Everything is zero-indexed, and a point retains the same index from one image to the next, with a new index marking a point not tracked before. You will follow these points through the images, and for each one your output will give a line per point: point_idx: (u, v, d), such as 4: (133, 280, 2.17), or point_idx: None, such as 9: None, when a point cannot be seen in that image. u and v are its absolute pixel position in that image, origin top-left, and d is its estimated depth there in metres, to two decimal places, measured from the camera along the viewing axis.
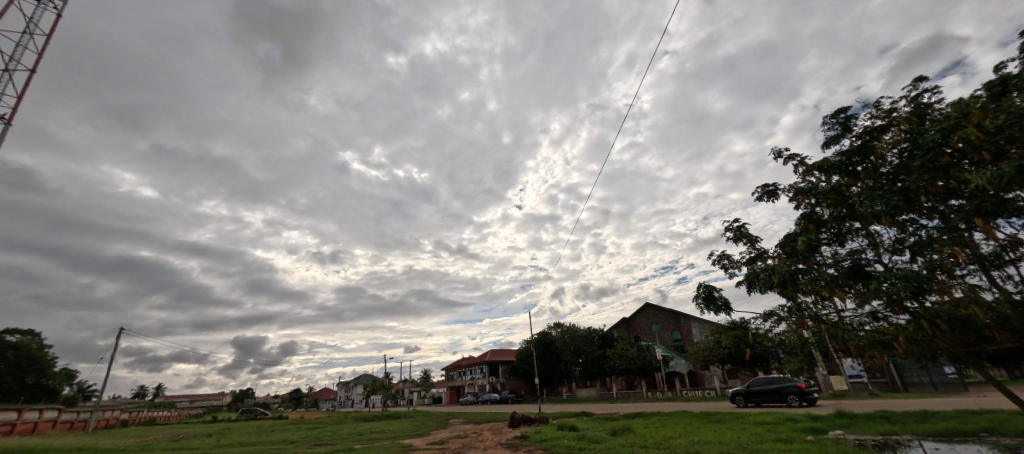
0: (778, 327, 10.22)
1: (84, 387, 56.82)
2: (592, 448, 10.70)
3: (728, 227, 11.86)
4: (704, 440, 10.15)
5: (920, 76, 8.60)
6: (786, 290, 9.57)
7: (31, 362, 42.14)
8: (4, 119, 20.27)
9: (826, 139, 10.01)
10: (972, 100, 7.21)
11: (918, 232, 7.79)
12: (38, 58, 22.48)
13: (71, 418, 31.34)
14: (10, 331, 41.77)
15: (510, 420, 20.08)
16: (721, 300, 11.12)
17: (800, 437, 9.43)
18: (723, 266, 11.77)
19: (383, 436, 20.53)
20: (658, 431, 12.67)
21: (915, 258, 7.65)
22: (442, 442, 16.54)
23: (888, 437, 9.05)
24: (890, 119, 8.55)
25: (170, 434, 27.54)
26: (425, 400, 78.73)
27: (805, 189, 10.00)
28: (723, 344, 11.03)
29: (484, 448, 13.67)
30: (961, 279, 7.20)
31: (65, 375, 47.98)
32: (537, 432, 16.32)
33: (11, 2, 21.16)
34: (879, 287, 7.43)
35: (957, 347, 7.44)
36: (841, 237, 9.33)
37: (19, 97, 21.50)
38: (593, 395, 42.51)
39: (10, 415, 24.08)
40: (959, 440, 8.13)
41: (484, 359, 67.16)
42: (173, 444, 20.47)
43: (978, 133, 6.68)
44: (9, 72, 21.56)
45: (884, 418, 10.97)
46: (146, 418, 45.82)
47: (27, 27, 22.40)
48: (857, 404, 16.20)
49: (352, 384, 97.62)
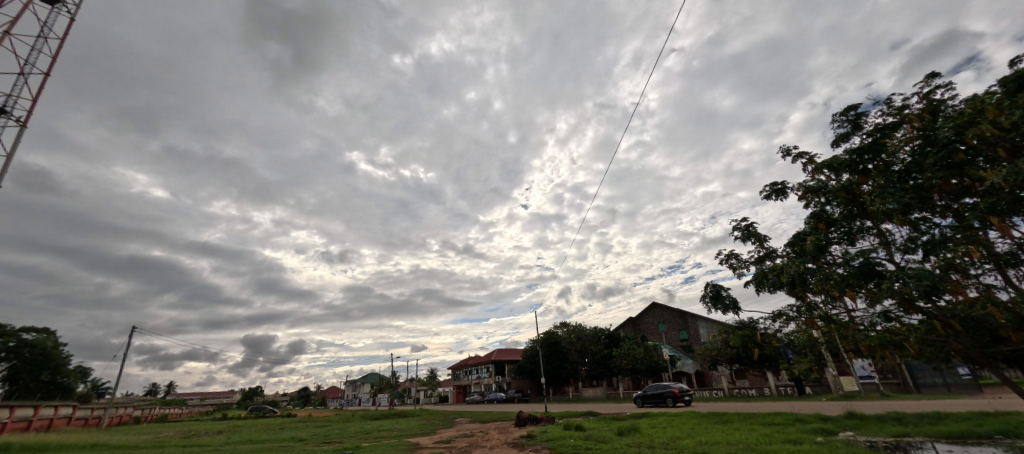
0: (788, 327, 10.14)
1: (99, 384, 57.97)
2: (599, 448, 10.64)
3: (736, 226, 11.81)
4: (712, 441, 10.11)
5: (932, 73, 8.51)
6: (795, 290, 9.48)
7: (47, 360, 43.03)
8: (20, 122, 20.73)
9: (836, 137, 9.92)
10: (987, 96, 7.09)
11: (931, 231, 7.68)
12: (53, 61, 22.85)
13: (85, 415, 31.97)
14: (26, 330, 42.62)
15: (517, 419, 20.08)
16: (728, 299, 11.05)
17: (809, 439, 9.33)
18: (731, 266, 11.71)
19: (388, 435, 20.56)
20: (666, 431, 12.60)
21: (928, 257, 7.54)
22: (447, 441, 16.52)
23: (900, 438, 8.96)
24: (901, 116, 8.44)
25: (181, 432, 27.94)
26: (431, 399, 79.05)
27: (815, 188, 9.91)
28: (731, 344, 10.94)
29: (490, 447, 13.63)
30: (975, 279, 7.11)
31: (79, 373, 49.01)
32: (543, 432, 16.24)
33: (26, 6, 21.60)
34: (891, 287, 7.33)
35: (971, 347, 7.33)
36: (852, 236, 9.21)
37: (35, 99, 21.96)
38: (599, 394, 42.43)
39: (27, 412, 24.65)
40: (974, 442, 8.01)
41: (490, 358, 67.35)
42: (183, 442, 20.69)
43: (994, 130, 6.56)
44: (24, 75, 21.91)
45: (896, 419, 10.86)
46: (158, 415, 46.53)
47: (42, 32, 22.87)
48: (870, 405, 16.23)
49: (359, 383, 98.25)
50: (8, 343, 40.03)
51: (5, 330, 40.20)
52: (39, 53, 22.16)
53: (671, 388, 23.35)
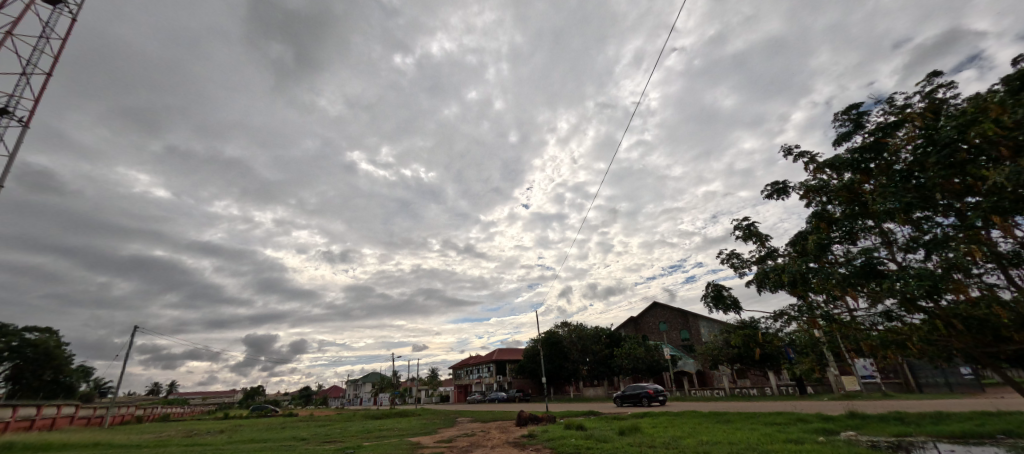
0: (789, 327, 10.14)
1: (101, 383, 58.17)
2: (600, 448, 10.61)
3: (738, 225, 11.81)
4: (713, 441, 10.08)
5: (934, 72, 8.50)
6: (796, 289, 9.47)
7: (50, 359, 43.18)
8: (21, 122, 20.77)
9: (837, 136, 9.91)
10: (990, 95, 7.07)
11: (933, 230, 7.67)
12: (54, 62, 22.86)
13: (87, 414, 32.07)
14: (29, 329, 42.77)
15: (518, 418, 20.06)
16: (730, 299, 11.04)
17: (811, 438, 9.31)
18: (733, 265, 11.72)
19: (389, 434, 20.53)
20: (667, 431, 12.57)
21: (930, 256, 7.53)
22: (448, 441, 16.49)
23: (902, 438, 8.95)
24: (903, 115, 8.43)
25: (182, 431, 28.00)
26: (433, 399, 79.15)
27: (817, 187, 9.90)
28: (733, 344, 10.93)
29: (491, 447, 13.58)
30: (978, 278, 7.10)
31: (82, 372, 49.16)
32: (544, 431, 16.20)
33: (28, 7, 21.62)
34: (893, 286, 7.33)
35: (974, 347, 7.32)
36: (853, 235, 9.20)
37: (37, 99, 22.00)
38: (600, 394, 42.43)
39: (29, 411, 24.72)
40: (976, 442, 8.00)
41: (491, 358, 67.39)
42: (184, 441, 20.73)
43: (996, 129, 6.54)
44: (26, 75, 21.92)
45: (898, 419, 10.84)
46: (160, 414, 46.66)
47: (44, 32, 22.91)
48: (873, 404, 16.16)
49: (360, 382, 98.40)
50: (11, 343, 40.19)
51: (8, 330, 40.35)
52: (40, 53, 22.17)
53: (647, 388, 23.99)
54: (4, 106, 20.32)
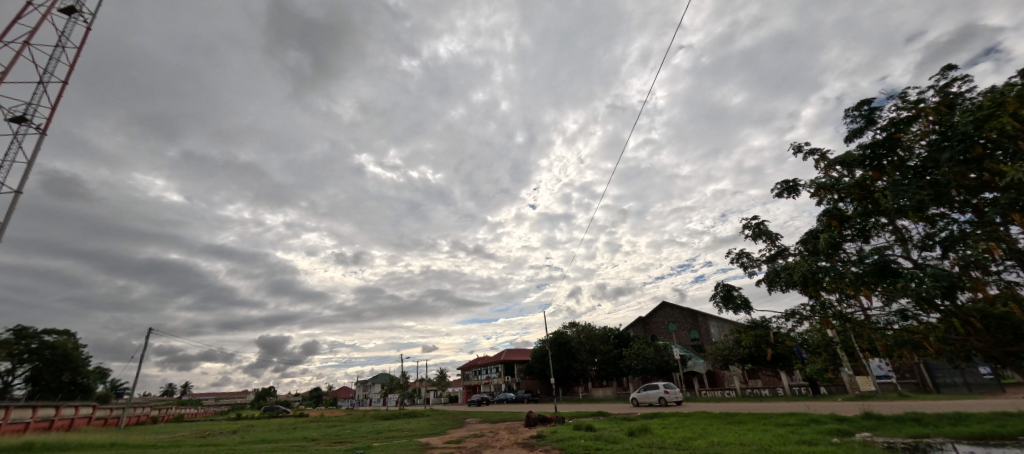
0: (800, 327, 10.08)
1: (116, 385, 59.01)
2: (607, 448, 10.80)
3: (747, 225, 11.76)
4: (722, 441, 10.09)
5: (948, 66, 8.42)
6: (808, 289, 9.38)
7: (68, 361, 44.21)
8: (38, 129, 21.41)
9: (849, 132, 9.85)
10: (1007, 88, 7.02)
11: (949, 226, 7.59)
12: (70, 70, 23.44)
13: (104, 415, 32.92)
14: (48, 332, 43.90)
15: (526, 419, 20.17)
16: (740, 299, 11.00)
17: (825, 440, 9.21)
18: (743, 264, 11.68)
19: (398, 435, 20.69)
20: (678, 431, 12.59)
21: (947, 253, 7.45)
22: (457, 441, 16.68)
23: (919, 439, 8.86)
24: (916, 111, 8.37)
25: (195, 431, 28.36)
26: (442, 398, 79.28)
27: (828, 184, 9.83)
28: (745, 344, 10.88)
29: (500, 447, 13.78)
30: (997, 276, 7.06)
31: (99, 374, 50.33)
32: (553, 432, 16.25)
33: (43, 17, 22.16)
34: (908, 286, 7.27)
35: (994, 346, 7.22)
36: (865, 233, 9.07)
37: (54, 108, 22.57)
38: (609, 394, 42.14)
39: (48, 411, 25.46)
40: (997, 443, 7.90)
41: (499, 358, 67.80)
42: (198, 441, 20.94)
43: (1013, 123, 6.49)
44: (44, 84, 22.59)
45: (915, 421, 10.64)
46: (174, 415, 47.51)
47: (60, 41, 23.54)
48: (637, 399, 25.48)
49: (371, 383, 99.81)
50: (30, 345, 41.26)
51: (27, 332, 41.43)
52: (57, 63, 22.80)
53: None
54: (22, 113, 20.97)
